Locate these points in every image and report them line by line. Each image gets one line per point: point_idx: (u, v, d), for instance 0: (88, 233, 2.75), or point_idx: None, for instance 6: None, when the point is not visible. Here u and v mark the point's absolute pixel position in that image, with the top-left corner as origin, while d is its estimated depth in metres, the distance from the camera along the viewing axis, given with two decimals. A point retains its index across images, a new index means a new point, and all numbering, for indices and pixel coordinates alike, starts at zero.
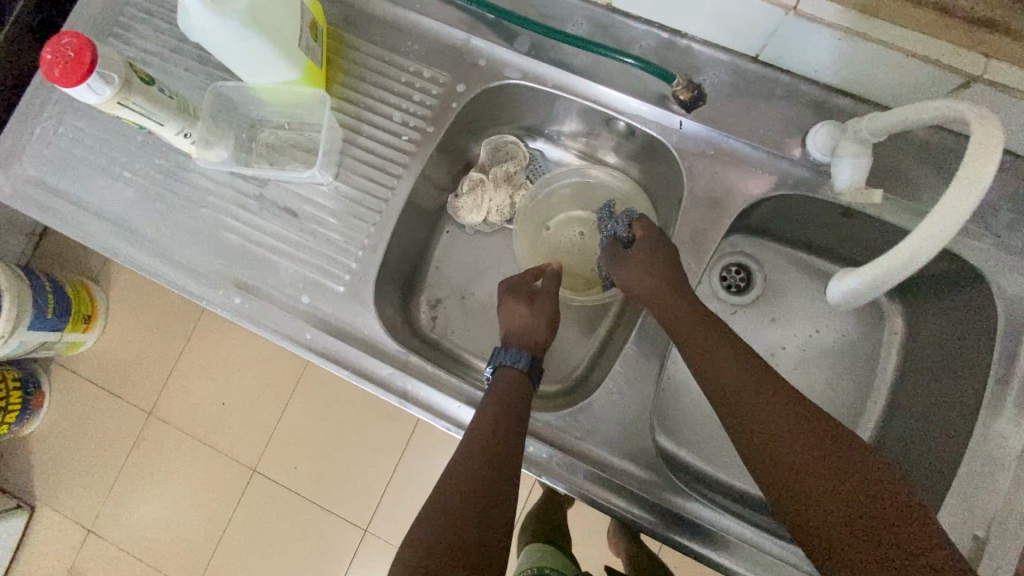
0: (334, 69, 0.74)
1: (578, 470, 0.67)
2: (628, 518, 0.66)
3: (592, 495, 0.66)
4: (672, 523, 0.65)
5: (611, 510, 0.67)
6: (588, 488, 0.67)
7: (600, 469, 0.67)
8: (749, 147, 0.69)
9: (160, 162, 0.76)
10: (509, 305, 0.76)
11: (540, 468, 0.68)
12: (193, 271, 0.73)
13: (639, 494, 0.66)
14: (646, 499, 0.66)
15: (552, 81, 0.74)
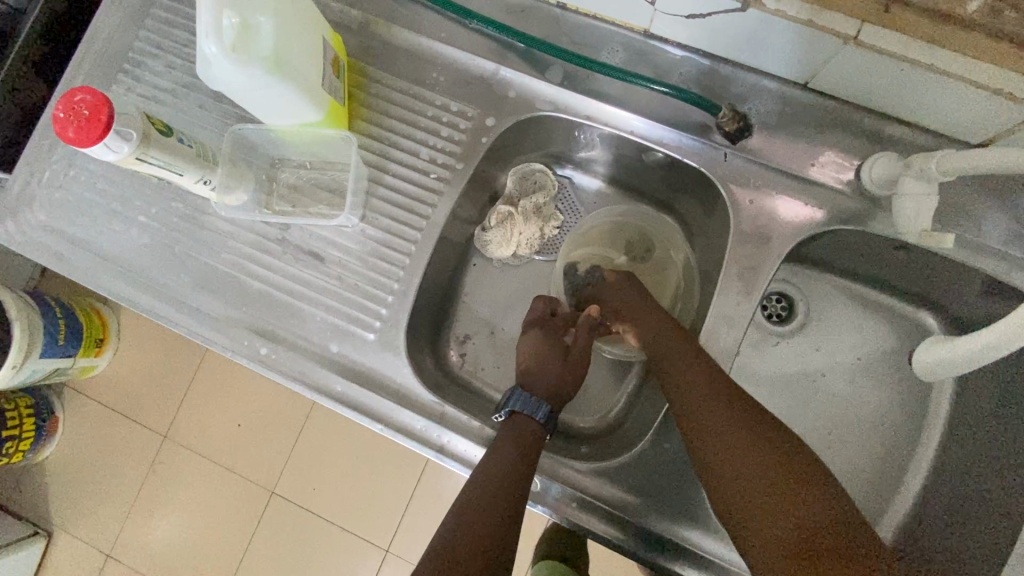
0: (357, 106, 0.71)
1: (620, 521, 0.65)
2: (610, 541, 0.65)
3: (594, 529, 0.65)
4: (662, 550, 0.65)
5: (592, 534, 0.66)
6: (592, 523, 0.65)
7: (635, 520, 0.65)
8: (798, 179, 0.65)
9: (176, 204, 0.72)
10: (535, 347, 0.74)
11: (572, 519, 0.65)
12: (215, 318, 0.70)
13: (626, 520, 0.65)
14: (687, 550, 0.64)
15: (586, 112, 0.70)
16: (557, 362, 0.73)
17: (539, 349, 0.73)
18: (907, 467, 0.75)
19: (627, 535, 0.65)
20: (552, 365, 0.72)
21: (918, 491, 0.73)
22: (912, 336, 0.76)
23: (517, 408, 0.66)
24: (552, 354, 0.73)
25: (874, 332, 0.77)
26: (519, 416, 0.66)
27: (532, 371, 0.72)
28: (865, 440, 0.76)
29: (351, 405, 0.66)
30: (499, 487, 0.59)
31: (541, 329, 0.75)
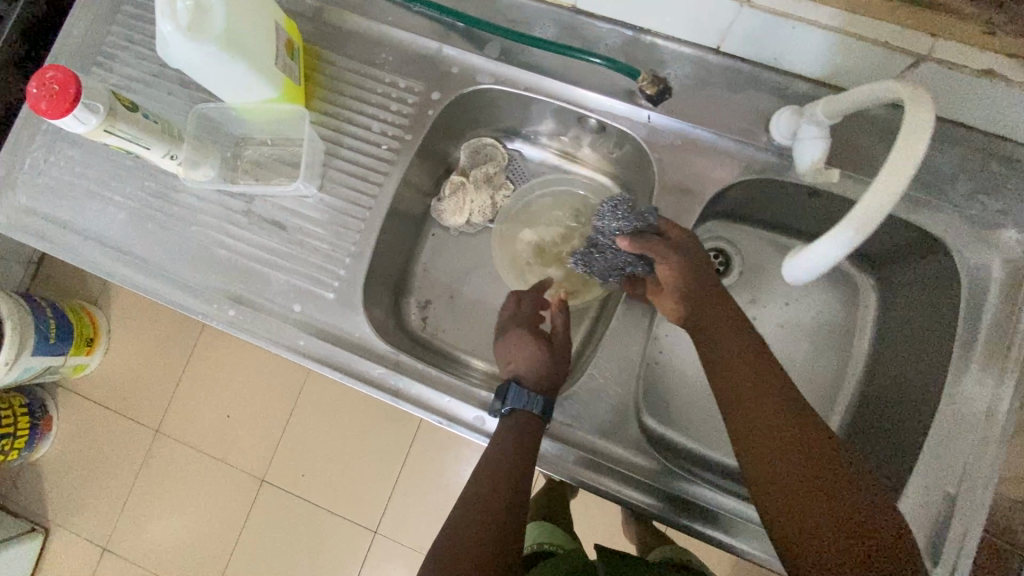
0: (313, 86, 0.77)
1: (588, 461, 0.69)
2: (629, 501, 0.68)
3: (612, 489, 0.68)
4: (678, 507, 0.67)
5: (612, 495, 0.68)
6: (604, 481, 0.68)
7: (629, 470, 0.68)
8: (715, 136, 0.71)
9: (150, 183, 0.78)
10: (520, 343, 0.72)
11: (573, 474, 0.69)
12: (187, 286, 0.76)
13: (642, 478, 0.68)
14: (670, 493, 0.67)
15: (523, 84, 0.76)
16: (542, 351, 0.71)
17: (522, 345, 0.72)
18: (836, 402, 0.80)
19: (613, 479, 0.68)
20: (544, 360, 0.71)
21: (845, 422, 0.79)
22: (836, 281, 0.82)
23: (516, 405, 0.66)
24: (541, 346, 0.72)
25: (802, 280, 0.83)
26: (522, 412, 0.66)
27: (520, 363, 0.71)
28: (799, 380, 0.82)
29: (316, 359, 0.71)
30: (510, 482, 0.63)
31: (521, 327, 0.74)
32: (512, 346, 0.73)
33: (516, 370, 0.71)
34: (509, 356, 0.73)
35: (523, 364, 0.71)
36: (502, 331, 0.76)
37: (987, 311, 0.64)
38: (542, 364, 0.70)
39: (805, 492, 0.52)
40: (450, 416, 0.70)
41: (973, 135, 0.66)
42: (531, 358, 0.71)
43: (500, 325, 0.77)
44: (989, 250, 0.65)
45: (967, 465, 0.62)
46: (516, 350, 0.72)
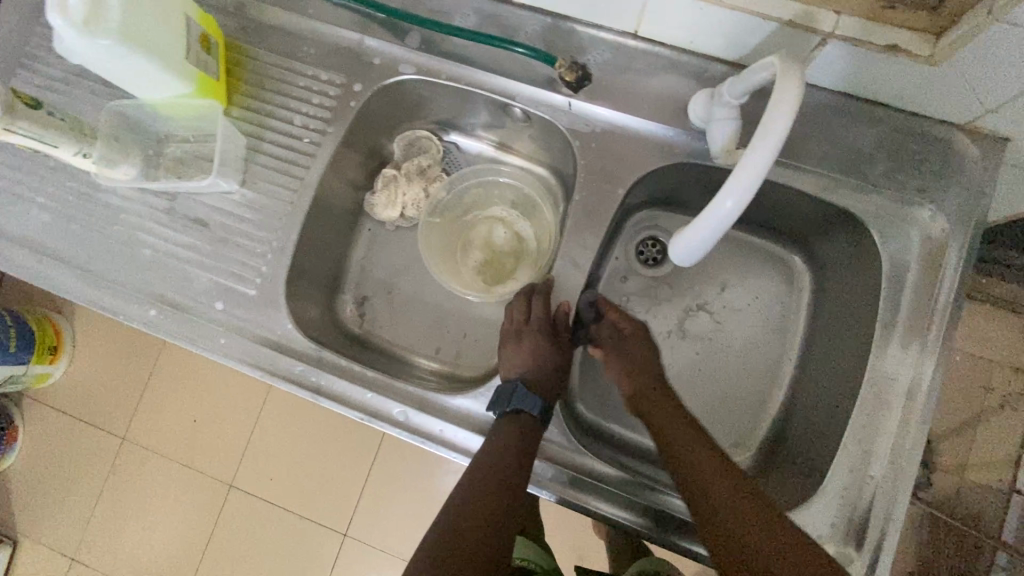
0: (235, 81, 0.76)
1: (548, 468, 0.67)
2: (606, 516, 0.66)
3: (587, 505, 0.66)
4: (656, 521, 0.66)
5: (590, 512, 0.66)
6: (582, 496, 0.66)
7: (603, 483, 0.66)
8: (635, 122, 0.71)
9: (74, 184, 0.77)
10: (534, 347, 0.70)
11: (558, 493, 0.66)
12: (110, 287, 0.74)
13: (618, 493, 0.66)
14: (634, 500, 0.66)
15: (446, 74, 0.75)
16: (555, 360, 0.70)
17: (533, 352, 0.69)
18: (773, 388, 0.80)
19: (568, 484, 0.67)
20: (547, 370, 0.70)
21: (783, 407, 0.79)
22: (769, 266, 0.82)
23: (522, 410, 0.65)
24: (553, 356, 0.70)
25: (738, 266, 0.83)
26: (523, 418, 0.65)
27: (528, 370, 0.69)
28: (737, 367, 0.81)
29: (241, 359, 0.70)
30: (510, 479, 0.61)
31: (534, 333, 0.70)
32: (520, 351, 0.70)
33: (527, 377, 0.68)
34: (517, 358, 0.70)
35: (535, 373, 0.69)
36: (512, 335, 0.72)
37: (906, 291, 0.65)
38: (553, 377, 0.70)
39: (736, 509, 0.55)
40: (371, 411, 0.68)
41: (890, 114, 0.66)
42: (544, 369, 0.69)
43: (506, 327, 0.73)
44: (907, 229, 0.66)
45: (887, 446, 0.63)
46: (522, 357, 0.70)
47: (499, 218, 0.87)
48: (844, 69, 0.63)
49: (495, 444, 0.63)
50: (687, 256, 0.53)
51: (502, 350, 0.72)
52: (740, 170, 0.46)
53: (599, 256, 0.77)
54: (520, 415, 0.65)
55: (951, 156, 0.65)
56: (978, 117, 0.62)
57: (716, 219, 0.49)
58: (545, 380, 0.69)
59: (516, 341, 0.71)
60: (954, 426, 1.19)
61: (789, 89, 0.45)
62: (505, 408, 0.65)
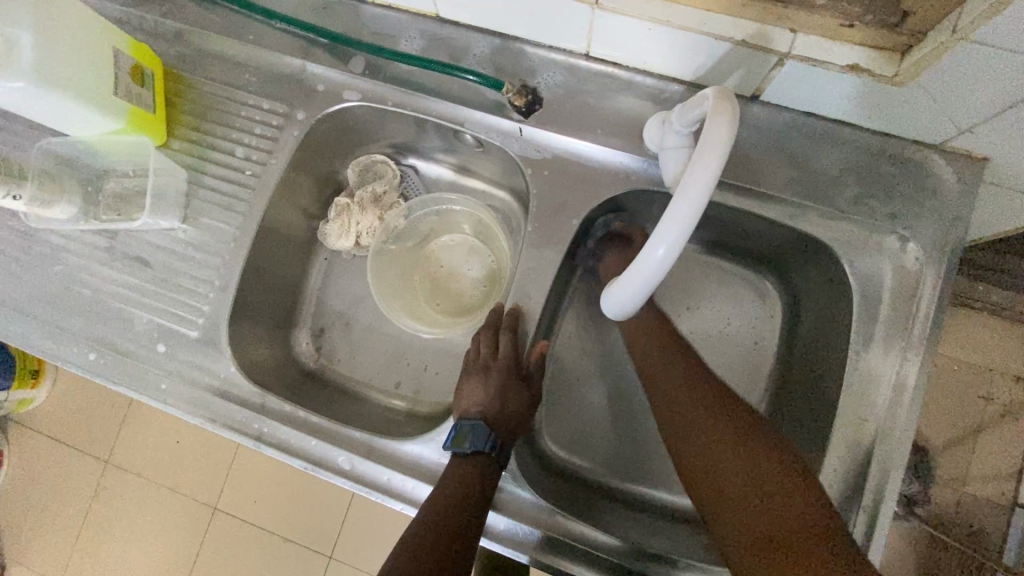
0: (175, 113, 0.74)
1: (515, 526, 0.63)
2: None
3: (560, 566, 0.62)
4: None
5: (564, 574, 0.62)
6: (555, 558, 0.62)
7: (576, 542, 0.62)
8: (586, 147, 0.67)
9: (12, 222, 0.73)
10: (499, 385, 0.67)
11: (524, 552, 0.63)
12: (48, 330, 0.71)
13: (593, 553, 0.62)
14: (603, 559, 0.62)
15: (392, 99, 0.71)
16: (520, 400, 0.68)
17: (495, 391, 0.66)
18: None
19: (532, 541, 0.63)
20: (505, 412, 0.66)
21: None
22: (740, 288, 0.78)
23: (482, 447, 0.61)
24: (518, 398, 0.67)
25: (709, 290, 0.79)
26: (480, 456, 0.61)
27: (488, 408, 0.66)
28: None
29: (182, 405, 0.67)
30: (472, 509, 0.58)
31: (500, 371, 0.67)
32: (480, 388, 0.67)
33: (486, 415, 0.65)
34: (476, 396, 0.66)
35: (496, 411, 0.65)
36: (475, 366, 0.69)
37: (877, 325, 0.61)
38: (514, 416, 0.67)
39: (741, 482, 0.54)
40: (315, 459, 0.65)
41: (858, 133, 0.62)
42: (505, 408, 0.66)
43: (469, 358, 0.70)
44: (878, 257, 0.62)
45: (859, 492, 0.59)
46: (482, 395, 0.66)
47: (456, 245, 0.85)
48: (805, 91, 0.59)
49: (447, 482, 0.60)
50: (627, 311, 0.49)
51: (464, 383, 0.68)
52: (673, 208, 0.43)
53: (557, 286, 0.74)
54: (478, 452, 0.61)
55: (923, 178, 0.61)
56: (951, 137, 0.57)
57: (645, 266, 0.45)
58: (502, 419, 0.65)
59: (479, 374, 0.68)
60: (954, 439, 1.14)
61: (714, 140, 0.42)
62: (466, 444, 0.61)
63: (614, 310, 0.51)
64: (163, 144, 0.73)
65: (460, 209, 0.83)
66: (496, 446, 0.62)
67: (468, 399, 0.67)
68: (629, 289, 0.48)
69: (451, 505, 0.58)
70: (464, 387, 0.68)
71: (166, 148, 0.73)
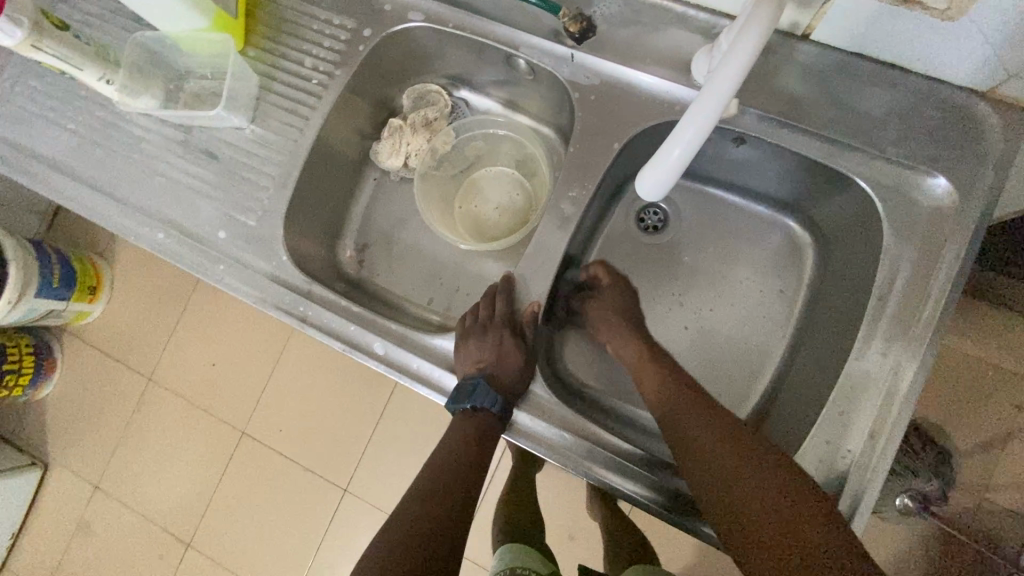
0: (253, 24, 0.80)
1: (539, 424, 0.67)
2: (601, 481, 0.65)
3: (578, 464, 0.65)
4: (652, 490, 0.64)
5: (583, 474, 0.65)
6: (575, 458, 0.65)
7: (596, 444, 0.65)
8: (634, 75, 0.71)
9: (101, 112, 0.81)
10: (500, 343, 0.67)
11: (546, 450, 0.66)
12: (125, 211, 0.78)
13: (610, 457, 0.64)
14: (624, 465, 0.64)
15: (453, 22, 0.75)
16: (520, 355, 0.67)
17: (493, 351, 0.67)
18: (765, 365, 0.77)
19: (556, 441, 0.66)
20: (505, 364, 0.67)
21: (773, 383, 0.76)
22: (772, 237, 0.80)
23: (478, 405, 0.64)
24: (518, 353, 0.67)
25: (739, 239, 0.81)
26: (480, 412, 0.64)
27: (489, 362, 0.66)
28: (732, 339, 0.79)
29: (237, 285, 0.73)
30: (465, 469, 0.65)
31: (498, 331, 0.68)
32: (479, 347, 0.67)
33: (486, 370, 0.66)
34: (476, 354, 0.67)
35: (496, 365, 0.66)
36: (473, 329, 0.70)
37: (905, 265, 0.62)
38: (514, 368, 0.67)
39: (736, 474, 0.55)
40: (353, 343, 0.70)
41: (907, 76, 0.63)
42: (505, 360, 0.66)
43: (463, 325, 0.71)
44: (912, 201, 0.63)
45: (869, 421, 0.60)
46: (481, 351, 0.67)
47: (501, 175, 0.89)
48: (856, 28, 0.60)
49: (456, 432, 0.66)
50: (656, 199, 0.55)
51: (462, 342, 0.68)
52: (711, 89, 0.46)
53: (591, 214, 0.77)
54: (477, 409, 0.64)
55: (967, 126, 0.61)
56: (1001, 83, 0.58)
57: (671, 156, 0.50)
58: (503, 370, 0.66)
59: (477, 333, 0.68)
60: (977, 440, 1.12)
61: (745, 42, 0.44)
62: (464, 400, 0.64)
63: (647, 188, 0.54)
64: (241, 51, 0.79)
65: (506, 138, 0.87)
66: (496, 402, 0.64)
67: (467, 356, 0.67)
68: (665, 164, 0.51)
69: (443, 469, 0.66)
70: (460, 347, 0.68)
71: (243, 55, 0.79)
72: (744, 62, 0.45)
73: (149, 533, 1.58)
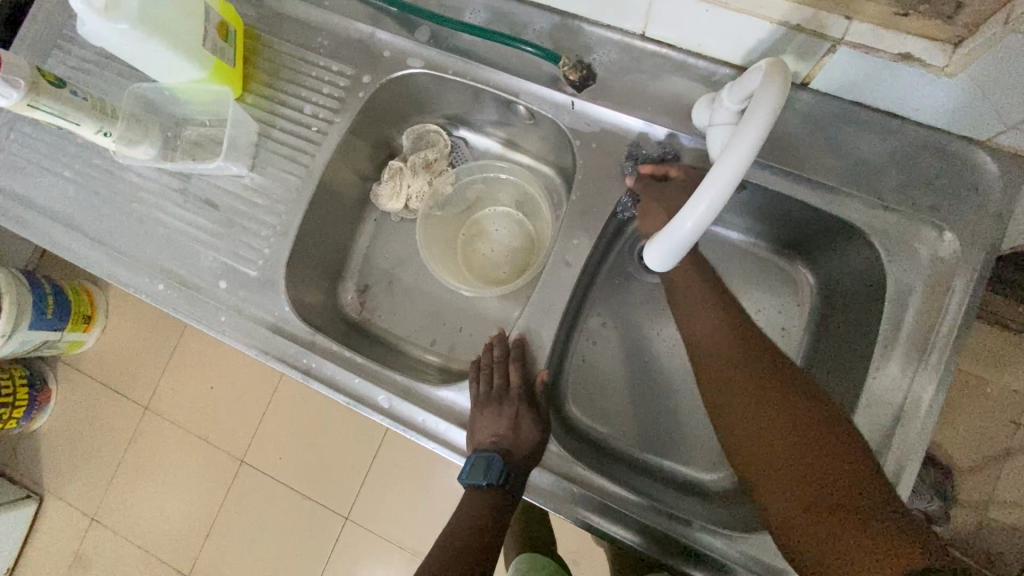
0: (251, 71, 0.79)
1: (545, 476, 0.66)
2: (609, 535, 0.65)
3: (587, 518, 0.65)
4: (658, 543, 0.64)
5: (591, 527, 0.65)
6: (583, 512, 0.65)
7: (604, 498, 0.65)
8: (635, 123, 0.70)
9: (98, 161, 0.80)
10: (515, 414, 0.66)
11: (554, 504, 0.66)
12: (125, 261, 0.77)
13: (617, 511, 0.64)
14: (631, 518, 0.64)
15: (453, 68, 0.75)
16: (535, 422, 0.67)
17: (508, 423, 0.65)
18: None
19: (567, 496, 0.66)
20: (519, 434, 0.65)
21: None
22: (772, 275, 0.80)
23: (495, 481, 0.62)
24: (533, 421, 0.67)
25: (742, 277, 0.81)
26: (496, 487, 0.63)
27: (504, 437, 0.64)
28: None
29: (238, 337, 0.73)
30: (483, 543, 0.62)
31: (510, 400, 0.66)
32: (492, 419, 0.66)
33: (500, 445, 0.64)
34: (491, 427, 0.65)
35: (511, 439, 0.64)
36: (488, 398, 0.67)
37: (910, 311, 0.62)
38: (530, 446, 0.65)
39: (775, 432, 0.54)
40: (357, 396, 0.69)
41: (905, 123, 0.64)
42: (520, 437, 0.65)
43: (476, 392, 0.68)
44: (913, 248, 0.63)
45: (878, 470, 0.60)
46: (494, 425, 0.65)
47: (504, 216, 0.89)
48: (853, 80, 0.61)
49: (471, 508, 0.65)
50: (664, 263, 0.55)
51: (476, 415, 0.67)
52: (721, 165, 0.47)
53: (594, 258, 0.77)
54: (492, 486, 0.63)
55: (965, 172, 0.62)
56: (998, 132, 0.59)
57: (683, 229, 0.50)
58: (522, 447, 0.65)
59: (494, 405, 0.66)
60: (980, 458, 1.12)
61: (758, 121, 0.46)
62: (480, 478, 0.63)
63: (657, 253, 0.54)
64: (240, 98, 0.79)
65: (507, 180, 0.87)
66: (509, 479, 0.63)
67: (482, 427, 0.66)
68: (674, 233, 0.51)
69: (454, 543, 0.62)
70: (475, 418, 0.67)
71: (241, 102, 0.79)
72: (753, 143, 0.46)
73: (148, 566, 1.56)
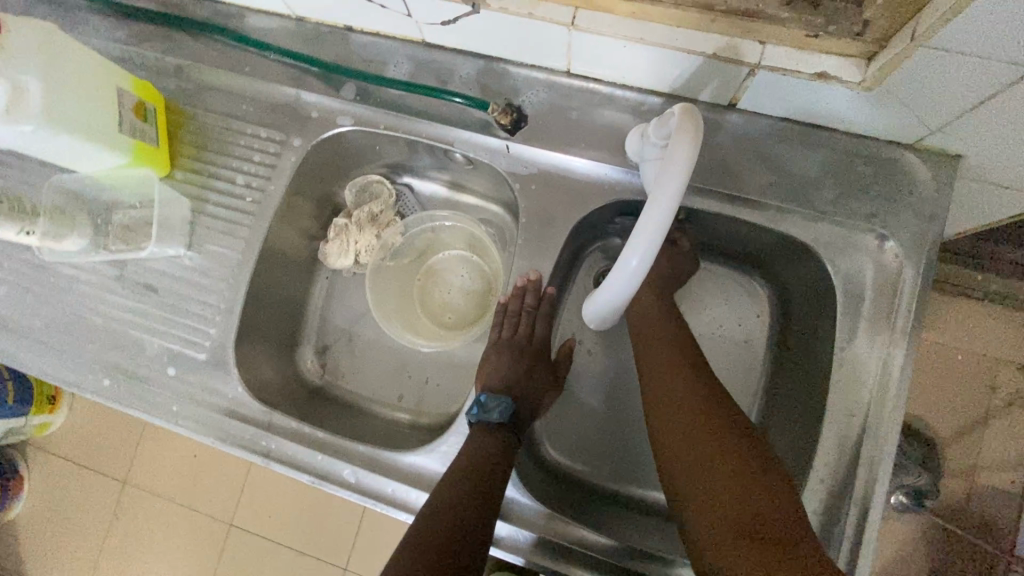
0: (177, 146, 0.77)
1: (522, 534, 0.65)
2: None
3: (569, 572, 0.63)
4: None
5: None
6: (564, 565, 0.63)
7: (583, 549, 0.63)
8: (571, 162, 0.70)
9: (28, 256, 0.77)
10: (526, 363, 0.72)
11: (533, 560, 0.64)
12: (66, 357, 0.74)
13: (598, 560, 0.63)
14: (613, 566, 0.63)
15: (383, 122, 0.74)
16: (546, 375, 0.73)
17: (519, 370, 0.72)
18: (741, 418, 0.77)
19: (549, 552, 0.64)
20: (526, 381, 0.71)
21: None
22: (730, 289, 0.80)
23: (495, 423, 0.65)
24: (543, 374, 0.73)
25: (700, 295, 0.80)
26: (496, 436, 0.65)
27: (515, 382, 0.71)
28: None
29: (192, 425, 0.70)
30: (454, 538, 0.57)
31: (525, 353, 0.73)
32: (504, 362, 0.72)
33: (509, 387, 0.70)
34: (501, 368, 0.72)
35: (520, 385, 0.71)
36: (508, 342, 0.74)
37: (862, 320, 0.62)
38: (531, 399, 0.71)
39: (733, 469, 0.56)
40: (321, 473, 0.67)
41: (835, 133, 0.64)
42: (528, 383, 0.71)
43: (500, 335, 0.75)
44: (858, 256, 0.64)
45: (850, 484, 0.60)
46: (505, 368, 0.72)
47: (457, 258, 0.88)
48: (780, 98, 0.61)
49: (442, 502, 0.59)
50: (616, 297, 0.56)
51: (494, 355, 0.74)
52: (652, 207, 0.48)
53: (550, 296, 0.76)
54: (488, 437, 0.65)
55: (898, 175, 0.63)
56: (924, 136, 0.59)
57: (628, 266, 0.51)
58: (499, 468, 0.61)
59: (512, 351, 0.73)
60: (961, 428, 1.13)
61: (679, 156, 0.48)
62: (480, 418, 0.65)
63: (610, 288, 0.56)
64: (168, 175, 0.77)
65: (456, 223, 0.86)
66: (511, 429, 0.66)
67: (498, 377, 0.71)
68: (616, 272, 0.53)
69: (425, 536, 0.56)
70: (492, 358, 0.73)
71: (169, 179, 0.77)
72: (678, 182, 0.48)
73: None
